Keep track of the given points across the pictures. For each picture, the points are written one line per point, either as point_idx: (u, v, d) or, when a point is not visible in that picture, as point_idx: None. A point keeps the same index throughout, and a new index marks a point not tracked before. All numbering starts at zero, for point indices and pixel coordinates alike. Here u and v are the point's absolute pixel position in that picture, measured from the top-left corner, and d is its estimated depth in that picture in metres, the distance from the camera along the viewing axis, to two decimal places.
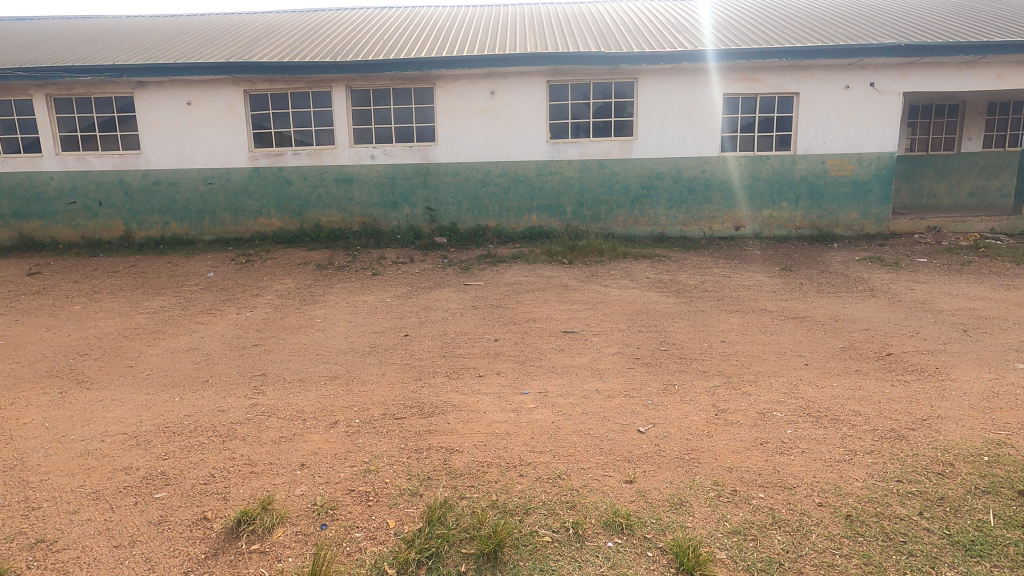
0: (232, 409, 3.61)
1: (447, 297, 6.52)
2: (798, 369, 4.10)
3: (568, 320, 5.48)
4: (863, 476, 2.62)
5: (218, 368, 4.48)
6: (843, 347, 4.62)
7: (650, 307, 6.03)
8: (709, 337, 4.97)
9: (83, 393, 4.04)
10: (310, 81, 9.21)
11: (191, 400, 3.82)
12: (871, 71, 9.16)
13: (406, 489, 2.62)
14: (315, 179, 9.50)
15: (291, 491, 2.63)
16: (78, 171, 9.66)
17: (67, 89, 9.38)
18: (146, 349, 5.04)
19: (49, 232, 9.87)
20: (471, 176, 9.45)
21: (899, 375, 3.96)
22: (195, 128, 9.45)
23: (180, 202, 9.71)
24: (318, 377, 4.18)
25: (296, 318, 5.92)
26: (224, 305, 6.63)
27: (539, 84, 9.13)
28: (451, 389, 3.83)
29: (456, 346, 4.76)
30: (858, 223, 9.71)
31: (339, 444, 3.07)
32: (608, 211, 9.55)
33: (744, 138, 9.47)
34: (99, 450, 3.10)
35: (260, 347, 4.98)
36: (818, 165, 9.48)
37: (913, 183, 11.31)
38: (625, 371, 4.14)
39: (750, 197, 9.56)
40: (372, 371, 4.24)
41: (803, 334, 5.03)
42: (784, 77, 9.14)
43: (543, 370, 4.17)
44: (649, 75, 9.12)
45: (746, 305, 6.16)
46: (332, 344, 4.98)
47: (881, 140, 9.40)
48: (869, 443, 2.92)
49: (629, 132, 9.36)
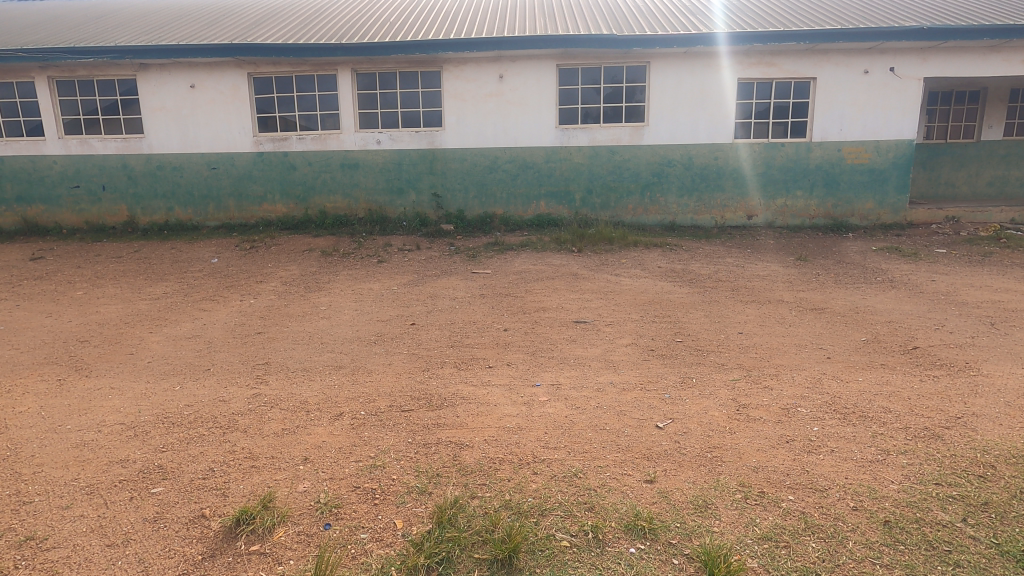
0: (234, 400, 3.49)
1: (455, 285, 6.38)
2: (821, 363, 3.94)
3: (578, 310, 5.32)
4: (898, 478, 2.47)
5: (219, 356, 4.35)
6: (866, 340, 4.45)
7: (663, 297, 5.86)
8: (726, 329, 4.82)
9: (81, 381, 3.93)
10: (315, 64, 9.01)
11: (192, 389, 3.70)
12: (891, 55, 8.87)
13: (414, 487, 2.49)
14: (319, 164, 9.34)
15: (293, 488, 2.50)
16: (81, 156, 9.54)
17: (69, 71, 9.24)
18: (147, 336, 4.93)
19: (54, 216, 9.78)
20: (478, 162, 9.26)
21: (927, 370, 3.79)
22: (199, 112, 9.29)
23: (184, 187, 9.58)
24: (323, 366, 4.05)
25: (300, 306, 5.78)
26: (227, 292, 6.51)
27: (548, 68, 8.90)
28: (460, 380, 3.69)
29: (464, 336, 4.61)
30: (874, 213, 9.48)
31: (345, 437, 2.96)
32: (618, 199, 9.35)
33: (758, 125, 9.22)
34: (96, 441, 2.99)
35: (264, 335, 4.86)
36: (834, 152, 9.23)
37: (931, 171, 11.03)
38: (639, 363, 3.99)
39: (763, 185, 9.33)
40: (378, 361, 4.11)
41: (823, 326, 4.86)
42: (802, 61, 8.88)
43: (555, 361, 4.02)
44: (661, 59, 8.86)
45: (762, 295, 5.98)
46: (337, 332, 4.85)
47: (900, 127, 9.13)
48: (902, 443, 2.77)
49: (640, 118, 9.12)
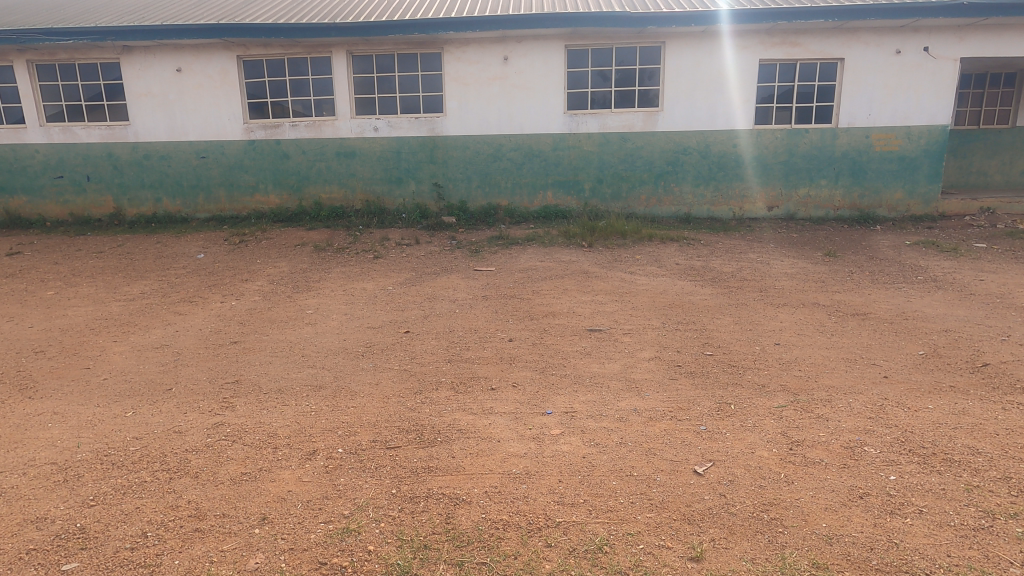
0: (191, 431, 2.96)
1: (455, 285, 5.82)
2: (879, 384, 3.37)
3: (592, 315, 4.76)
4: (1017, 559, 1.95)
5: (185, 372, 3.82)
6: (924, 354, 3.87)
7: (685, 299, 5.29)
8: (760, 339, 4.25)
9: (22, 404, 3.42)
10: (308, 46, 8.40)
11: (146, 416, 3.18)
12: (925, 34, 8.18)
13: (395, 566, 1.99)
14: (313, 153, 8.77)
15: (242, 565, 2.01)
16: (64, 144, 9.00)
17: (48, 54, 8.67)
18: (110, 346, 4.41)
19: (37, 208, 9.28)
20: (481, 150, 8.66)
21: (1006, 396, 3.21)
22: (186, 98, 8.73)
23: (172, 177, 9.04)
24: (300, 387, 3.51)
25: (285, 309, 5.25)
26: (208, 292, 5.98)
27: (556, 49, 8.27)
28: (457, 406, 3.14)
29: (464, 347, 4.07)
30: (903, 204, 8.83)
31: (316, 487, 2.44)
32: (630, 189, 8.76)
33: (781, 110, 8.58)
34: (15, 489, 2.48)
35: (240, 345, 4.34)
36: (861, 139, 8.57)
37: (963, 158, 10.33)
38: (666, 384, 3.42)
39: (785, 175, 8.70)
40: (363, 380, 3.56)
41: (870, 336, 4.28)
42: (830, 41, 8.21)
43: (568, 381, 3.47)
44: (679, 39, 8.20)
45: (794, 297, 5.41)
46: (322, 342, 4.32)
47: (934, 111, 8.45)
48: (1008, 502, 2.23)
49: (654, 103, 8.49)
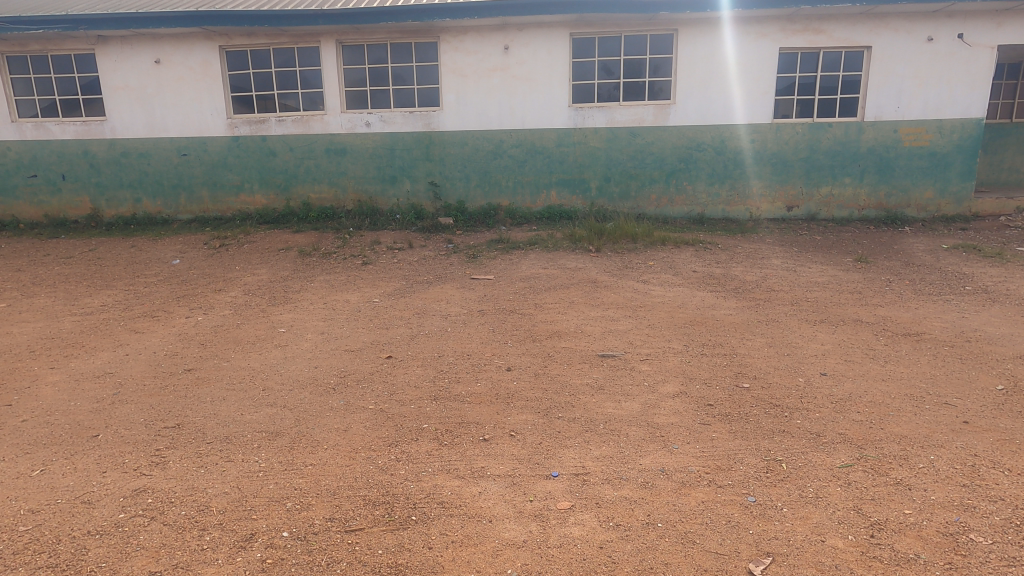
0: (106, 502, 2.35)
1: (448, 297, 5.19)
2: (961, 435, 2.73)
3: (603, 336, 4.12)
4: None
5: (121, 412, 3.21)
6: (1004, 390, 3.23)
7: (707, 314, 4.65)
8: (802, 367, 3.61)
9: None
10: (294, 35, 7.76)
11: (58, 477, 2.56)
12: (960, 20, 7.49)
13: None
14: (301, 150, 8.15)
15: None
16: (37, 142, 8.40)
17: (20, 45, 8.07)
18: (46, 374, 3.81)
19: (10, 209, 8.67)
20: (481, 147, 8.02)
21: None
22: (166, 91, 8.11)
23: (152, 176, 8.43)
24: (252, 435, 2.88)
25: (255, 327, 4.63)
26: (175, 305, 5.37)
27: (561, 37, 7.62)
28: (441, 467, 2.52)
29: (454, 379, 3.44)
30: (935, 203, 8.14)
31: None
32: (639, 188, 8.10)
33: (805, 102, 7.90)
34: None
35: (195, 373, 3.73)
36: (891, 134, 7.89)
37: (995, 154, 9.62)
38: (698, 434, 2.78)
39: (808, 172, 8.02)
40: (331, 425, 2.94)
41: (932, 364, 3.63)
42: (858, 28, 7.52)
43: (577, 429, 2.83)
44: (694, 26, 7.53)
45: (831, 312, 4.76)
46: (289, 371, 3.69)
47: (968, 103, 7.76)
48: None
49: (666, 96, 7.82)
